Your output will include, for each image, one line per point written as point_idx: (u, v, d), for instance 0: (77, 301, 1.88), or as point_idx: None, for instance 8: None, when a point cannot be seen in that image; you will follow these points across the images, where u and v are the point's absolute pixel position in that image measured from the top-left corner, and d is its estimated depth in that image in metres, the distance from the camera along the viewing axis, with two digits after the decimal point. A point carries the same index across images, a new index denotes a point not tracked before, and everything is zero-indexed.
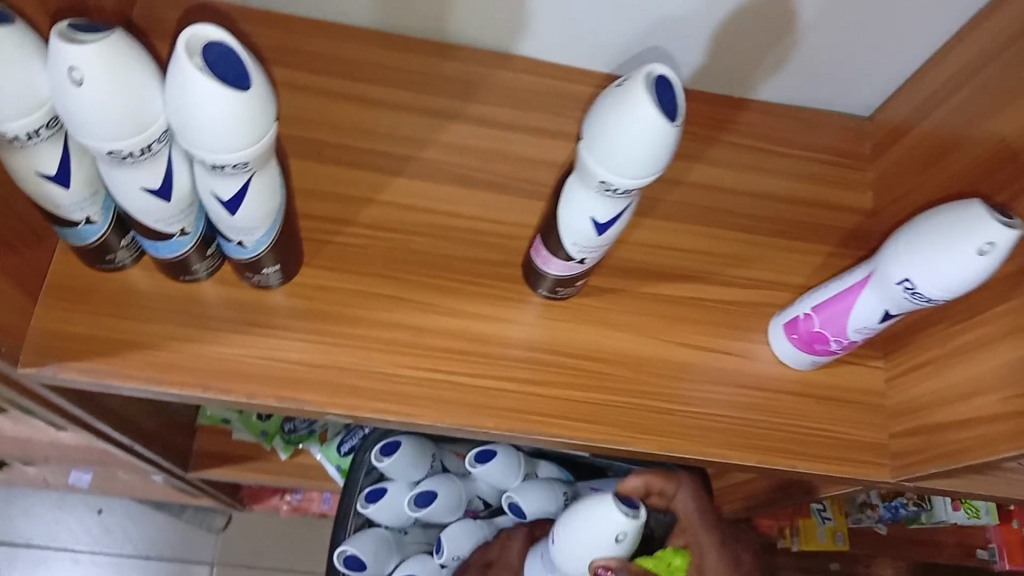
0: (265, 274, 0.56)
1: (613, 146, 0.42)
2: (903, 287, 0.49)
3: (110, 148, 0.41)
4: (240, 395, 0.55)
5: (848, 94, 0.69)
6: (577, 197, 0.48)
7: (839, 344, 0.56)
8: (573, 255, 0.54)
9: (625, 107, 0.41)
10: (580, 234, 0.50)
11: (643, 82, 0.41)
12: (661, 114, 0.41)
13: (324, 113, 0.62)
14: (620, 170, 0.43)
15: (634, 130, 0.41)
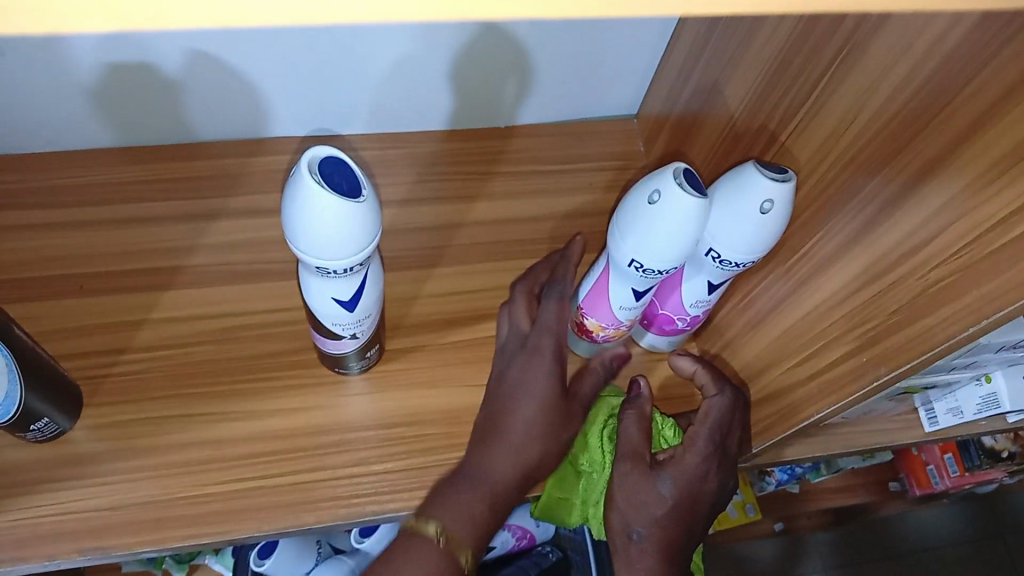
0: (38, 428, 0.53)
1: (306, 236, 0.41)
2: (634, 268, 0.49)
3: None
4: (38, 560, 0.52)
5: (607, 99, 0.70)
6: (310, 283, 0.47)
7: (686, 321, 0.57)
8: (341, 331, 0.52)
9: (298, 197, 0.40)
10: (335, 316, 0.49)
11: (306, 167, 0.40)
12: (334, 195, 0.40)
13: (80, 244, 0.60)
14: (322, 255, 0.42)
15: (316, 217, 0.40)
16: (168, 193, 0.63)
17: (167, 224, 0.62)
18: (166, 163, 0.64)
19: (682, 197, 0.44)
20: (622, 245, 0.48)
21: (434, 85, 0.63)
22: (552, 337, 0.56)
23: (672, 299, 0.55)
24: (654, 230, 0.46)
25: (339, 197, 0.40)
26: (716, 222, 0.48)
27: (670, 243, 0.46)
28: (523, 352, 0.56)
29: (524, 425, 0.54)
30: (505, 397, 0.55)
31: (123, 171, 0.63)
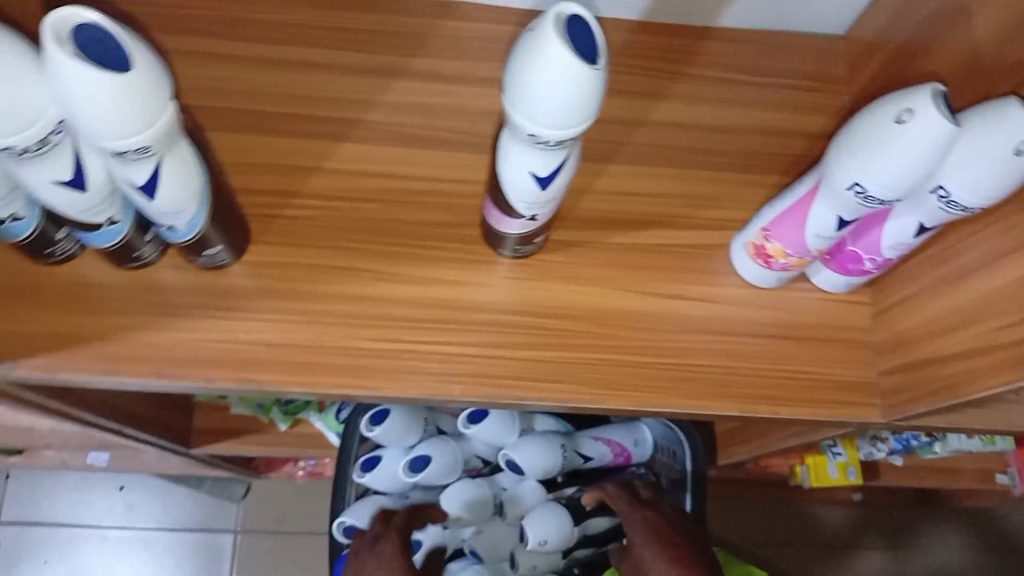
0: (211, 254, 0.54)
1: (534, 100, 0.39)
2: (854, 192, 0.46)
3: (4, 145, 0.39)
4: (196, 380, 0.54)
5: (818, 14, 0.64)
6: (511, 152, 0.45)
7: (873, 262, 0.54)
8: (523, 212, 0.51)
9: (538, 57, 0.38)
10: (524, 191, 0.47)
11: (554, 25, 0.37)
12: (578, 61, 0.37)
13: (260, 83, 0.60)
14: (545, 124, 0.40)
15: (553, 82, 0.38)
16: (350, 44, 0.61)
17: (348, 75, 0.61)
18: (353, 13, 0.62)
19: (939, 120, 0.41)
20: (847, 166, 0.45)
21: None
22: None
23: (870, 237, 0.52)
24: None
25: (582, 63, 0.38)
26: (957, 157, 0.44)
27: (907, 172, 0.43)
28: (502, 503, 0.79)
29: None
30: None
31: (311, 14, 0.62)
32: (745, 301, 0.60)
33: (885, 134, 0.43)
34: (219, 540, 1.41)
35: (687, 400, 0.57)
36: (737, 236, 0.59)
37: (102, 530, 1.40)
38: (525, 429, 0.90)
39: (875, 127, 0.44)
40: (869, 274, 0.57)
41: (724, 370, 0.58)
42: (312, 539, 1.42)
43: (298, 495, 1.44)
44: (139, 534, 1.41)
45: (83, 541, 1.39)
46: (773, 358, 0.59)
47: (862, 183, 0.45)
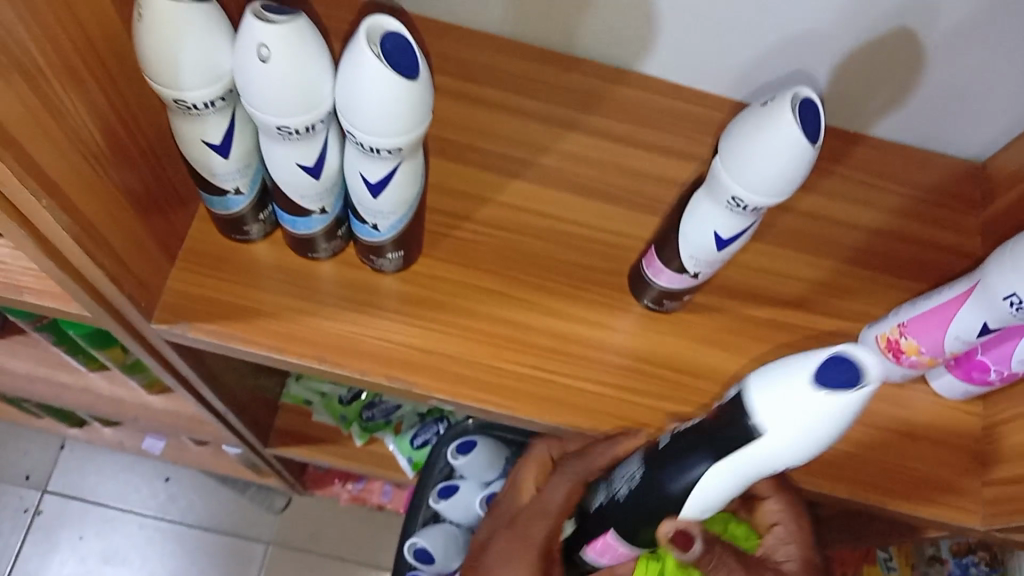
0: (390, 258, 0.59)
1: (750, 167, 0.44)
2: (1009, 302, 0.50)
3: (279, 124, 0.44)
4: (351, 370, 0.58)
5: (961, 140, 0.69)
6: (702, 208, 0.50)
7: (999, 373, 0.57)
8: (687, 267, 0.55)
9: (768, 127, 0.43)
10: (702, 247, 0.52)
11: (789, 103, 0.42)
12: (804, 138, 0.42)
13: (450, 113, 0.66)
14: (754, 189, 0.45)
15: (777, 152, 0.42)
16: (534, 92, 0.67)
17: (528, 120, 0.67)
18: (541, 67, 0.68)
19: None
20: (1008, 278, 0.50)
21: (811, 72, 0.65)
22: (562, 480, 0.61)
23: (1002, 349, 0.55)
24: (789, 391, 0.42)
25: (806, 141, 0.42)
26: None
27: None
28: (501, 534, 0.63)
29: (541, 541, 0.61)
30: (502, 557, 0.61)
31: (504, 62, 0.68)
32: None
33: None
34: (250, 548, 1.42)
35: (797, 472, 0.60)
36: (867, 328, 0.62)
37: (140, 517, 1.42)
38: None
39: None
40: (990, 387, 0.60)
41: (835, 452, 0.61)
42: (342, 565, 1.43)
43: (336, 518, 1.46)
44: (174, 527, 1.42)
45: (120, 524, 1.41)
46: (884, 451, 0.61)
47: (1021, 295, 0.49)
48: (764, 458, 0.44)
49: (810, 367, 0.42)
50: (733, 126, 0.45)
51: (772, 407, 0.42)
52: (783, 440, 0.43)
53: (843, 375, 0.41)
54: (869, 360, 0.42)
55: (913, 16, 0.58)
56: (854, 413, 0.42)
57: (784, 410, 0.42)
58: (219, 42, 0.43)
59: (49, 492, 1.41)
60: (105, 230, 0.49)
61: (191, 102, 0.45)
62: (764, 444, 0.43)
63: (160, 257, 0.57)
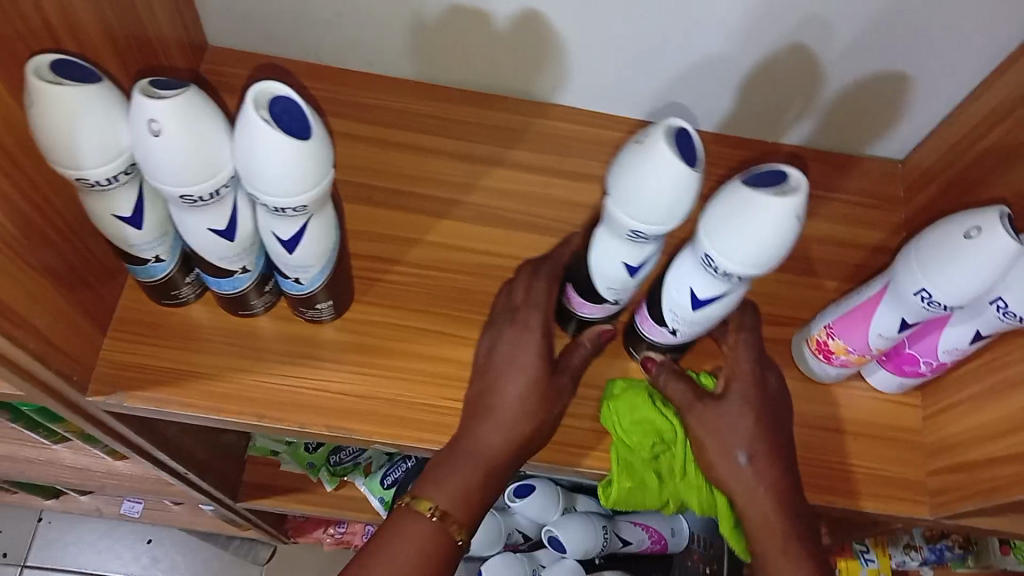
0: (320, 308, 0.59)
1: (643, 202, 0.45)
2: (920, 297, 0.51)
3: (182, 193, 0.45)
4: (292, 424, 0.58)
5: (877, 140, 0.71)
6: (608, 244, 0.51)
7: (929, 365, 0.58)
8: (604, 296, 0.56)
9: (650, 162, 0.44)
10: (613, 277, 0.53)
11: (665, 136, 0.44)
12: (686, 166, 0.43)
13: (372, 160, 0.67)
14: (651, 222, 0.46)
15: (664, 185, 0.44)
16: (454, 132, 0.69)
17: (452, 160, 0.68)
18: (460, 106, 0.69)
19: (1004, 240, 0.46)
20: (915, 274, 0.51)
21: (720, 89, 0.66)
22: (540, 276, 0.59)
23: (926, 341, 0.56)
24: (736, 208, 0.45)
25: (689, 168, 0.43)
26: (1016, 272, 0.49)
27: (970, 283, 0.48)
28: (498, 322, 0.59)
29: (541, 326, 0.57)
30: (510, 346, 0.57)
31: (423, 105, 0.69)
32: (804, 395, 0.64)
33: (950, 250, 0.48)
34: None
35: None
36: (798, 334, 0.64)
37: None
38: (568, 508, 0.92)
39: (943, 242, 0.49)
40: (923, 378, 0.60)
41: None
42: None
43: (322, 562, 1.45)
44: None
45: None
46: (828, 451, 0.62)
47: (930, 291, 0.50)
48: (714, 235, 0.47)
49: (729, 191, 0.46)
50: (616, 164, 0.47)
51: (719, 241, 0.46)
52: (726, 255, 0.46)
53: (771, 184, 0.46)
54: (792, 172, 0.46)
55: (808, 30, 0.60)
56: (797, 216, 0.45)
57: (723, 235, 0.46)
58: (114, 120, 0.43)
59: (29, 567, 1.39)
60: (24, 309, 0.49)
61: (93, 179, 0.45)
62: (720, 266, 0.47)
63: (90, 330, 0.57)
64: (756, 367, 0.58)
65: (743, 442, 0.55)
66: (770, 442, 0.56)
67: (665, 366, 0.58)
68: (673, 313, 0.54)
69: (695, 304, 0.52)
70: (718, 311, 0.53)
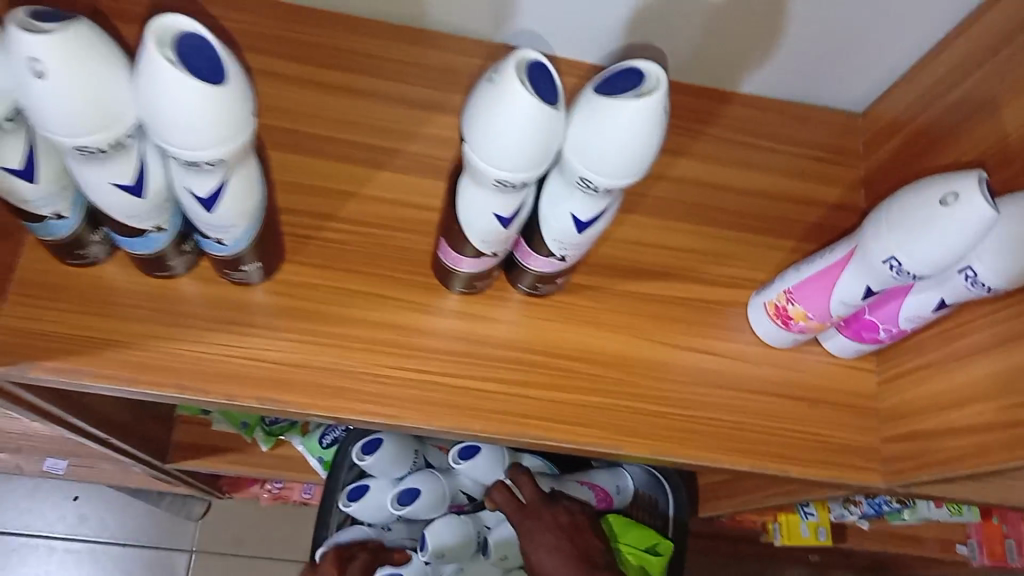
0: (246, 270, 0.54)
1: (507, 150, 0.41)
2: (889, 266, 0.48)
3: (78, 145, 0.39)
4: (218, 396, 0.54)
5: (836, 91, 0.68)
6: (473, 198, 0.47)
7: (889, 331, 0.56)
8: (482, 251, 0.52)
9: (506, 106, 0.39)
10: (488, 230, 0.49)
11: (516, 74, 0.39)
12: (543, 105, 0.39)
13: (303, 104, 0.61)
14: (518, 168, 0.42)
15: (524, 128, 0.40)
16: (392, 73, 0.63)
17: (390, 105, 0.62)
18: (398, 44, 0.64)
19: (981, 206, 0.44)
20: (885, 241, 0.48)
21: (677, 34, 0.62)
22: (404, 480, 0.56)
23: (888, 308, 0.54)
24: (600, 124, 0.41)
25: (544, 107, 0.39)
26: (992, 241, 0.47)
27: (943, 250, 0.45)
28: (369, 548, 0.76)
29: None
30: None
31: (358, 43, 0.63)
32: (759, 359, 0.61)
33: (924, 216, 0.45)
34: (173, 560, 1.37)
35: (698, 449, 0.58)
36: (755, 296, 0.61)
37: (50, 541, 1.35)
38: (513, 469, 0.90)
39: (916, 207, 0.46)
40: (881, 344, 0.59)
41: (733, 428, 0.59)
42: (271, 564, 1.39)
43: (261, 518, 1.41)
44: (88, 547, 1.36)
45: (29, 550, 1.34)
46: (783, 418, 0.60)
47: (901, 259, 0.47)
48: (580, 158, 0.42)
49: (586, 104, 0.41)
50: (467, 109, 0.42)
51: (588, 164, 0.42)
52: (600, 172, 0.42)
53: (623, 87, 0.41)
54: (646, 67, 0.41)
55: None
56: (662, 114, 0.41)
57: (590, 152, 0.42)
58: None
59: None
60: None
61: None
62: (598, 186, 0.44)
63: None
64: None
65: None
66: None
67: None
68: (559, 244, 0.50)
69: (579, 227, 0.48)
70: (601, 227, 0.49)
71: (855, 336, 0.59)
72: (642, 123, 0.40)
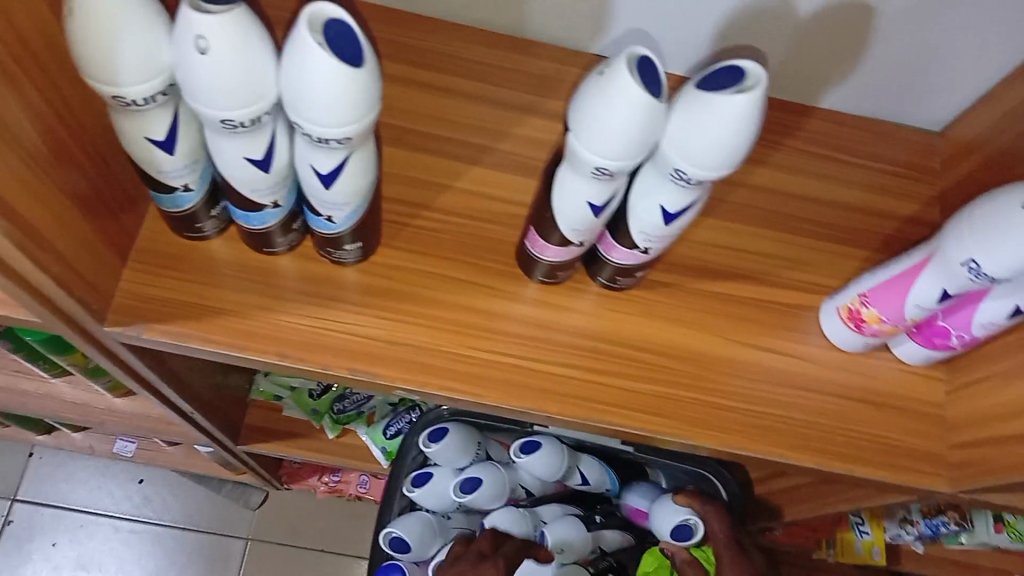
0: (347, 250, 0.58)
1: (611, 137, 0.44)
2: (967, 268, 0.50)
3: (223, 117, 0.43)
4: (315, 364, 0.57)
5: (913, 109, 0.70)
6: (569, 186, 0.50)
7: (961, 338, 0.58)
8: (570, 239, 0.55)
9: (614, 96, 0.42)
10: (578, 217, 0.52)
11: (626, 67, 0.42)
12: (649, 97, 0.42)
13: (402, 100, 0.65)
14: (619, 157, 0.45)
15: (629, 118, 0.42)
16: (486, 76, 0.67)
17: (483, 105, 0.66)
18: (493, 49, 0.67)
19: None
20: (964, 244, 0.50)
21: (761, 46, 0.65)
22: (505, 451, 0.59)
23: (962, 314, 0.56)
24: (700, 118, 0.43)
25: (650, 98, 0.42)
26: None
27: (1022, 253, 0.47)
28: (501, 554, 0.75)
29: None
30: None
31: (456, 46, 0.67)
32: (828, 363, 0.63)
33: (1005, 221, 0.47)
34: (228, 546, 1.41)
35: (766, 444, 0.60)
36: (829, 300, 0.63)
37: (114, 519, 1.41)
38: (572, 467, 0.92)
39: (998, 213, 0.48)
40: (951, 352, 0.60)
41: (800, 427, 0.61)
42: (323, 557, 1.42)
43: (316, 511, 1.45)
44: (150, 528, 1.41)
45: (94, 527, 1.39)
46: (851, 420, 0.62)
47: (979, 262, 0.49)
48: (677, 150, 0.45)
49: (687, 98, 0.44)
50: (575, 98, 0.45)
51: (685, 155, 0.45)
52: (696, 163, 0.45)
53: (724, 84, 0.44)
54: (747, 66, 0.44)
55: None
56: (761, 111, 0.43)
57: (688, 144, 0.44)
58: (155, 37, 0.41)
59: (19, 500, 1.39)
60: (48, 231, 0.48)
61: (129, 98, 0.43)
62: (691, 177, 0.46)
63: (111, 258, 0.56)
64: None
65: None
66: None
67: None
68: (645, 235, 0.53)
69: (666, 219, 0.51)
70: (687, 221, 0.52)
71: (926, 343, 0.60)
72: (742, 117, 0.43)
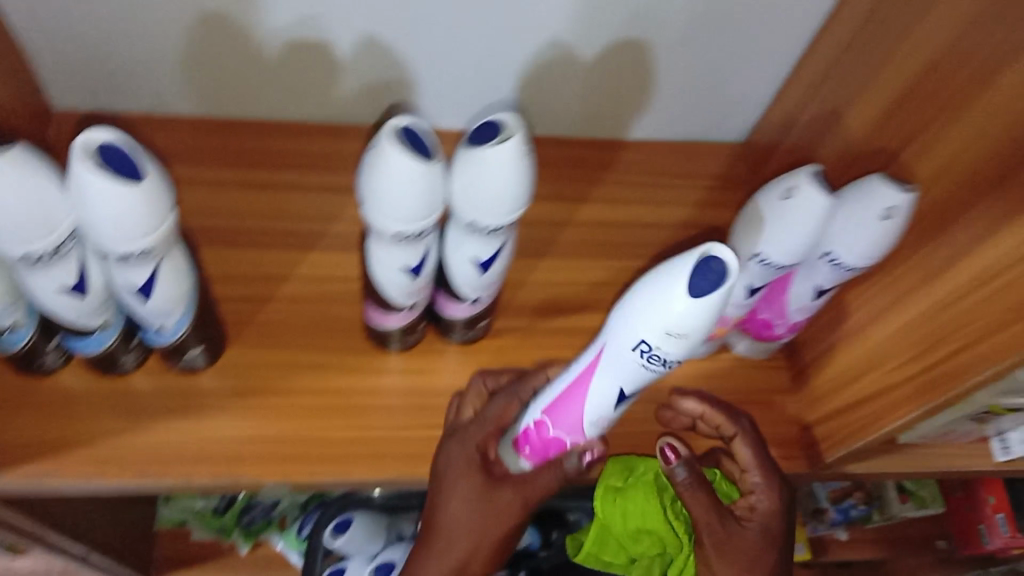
0: (192, 357, 0.59)
1: (398, 205, 0.47)
2: (758, 262, 0.55)
3: (23, 252, 0.44)
4: (179, 477, 0.57)
5: (714, 126, 0.76)
6: (381, 257, 0.53)
7: (784, 326, 0.62)
8: (404, 304, 0.58)
9: (388, 168, 0.45)
10: (399, 283, 0.54)
11: (391, 140, 0.45)
12: (420, 163, 0.45)
13: (233, 204, 0.67)
14: (412, 220, 0.48)
15: (408, 184, 0.46)
16: (311, 167, 0.70)
17: (313, 194, 0.69)
18: (313, 139, 0.70)
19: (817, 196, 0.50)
20: (751, 241, 0.54)
21: (561, 93, 0.69)
22: (497, 398, 0.59)
23: (776, 303, 0.60)
24: (475, 171, 0.47)
25: (423, 163, 0.46)
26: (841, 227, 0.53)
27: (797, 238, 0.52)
28: (453, 440, 0.58)
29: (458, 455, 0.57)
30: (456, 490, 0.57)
31: (277, 143, 0.70)
32: (681, 373, 0.66)
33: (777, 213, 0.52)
34: None
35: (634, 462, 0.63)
36: None
37: None
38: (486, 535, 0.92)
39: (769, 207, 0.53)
40: (781, 340, 0.64)
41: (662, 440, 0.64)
42: None
43: None
44: None
45: None
46: None
47: (765, 254, 0.54)
48: (467, 203, 0.49)
49: (461, 156, 0.48)
50: (359, 176, 0.48)
51: (475, 207, 0.49)
52: (486, 212, 0.49)
53: (490, 136, 0.48)
54: (505, 117, 0.48)
55: (636, 30, 0.64)
56: (527, 153, 0.47)
57: (474, 196, 0.48)
58: None
59: None
60: None
61: None
62: (486, 225, 0.50)
63: None
64: (778, 501, 0.60)
65: (753, 521, 0.60)
66: (773, 524, 0.60)
67: (686, 466, 0.59)
68: (468, 287, 0.56)
69: (481, 268, 0.54)
70: (503, 265, 0.55)
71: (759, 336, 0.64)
72: (511, 164, 0.46)
